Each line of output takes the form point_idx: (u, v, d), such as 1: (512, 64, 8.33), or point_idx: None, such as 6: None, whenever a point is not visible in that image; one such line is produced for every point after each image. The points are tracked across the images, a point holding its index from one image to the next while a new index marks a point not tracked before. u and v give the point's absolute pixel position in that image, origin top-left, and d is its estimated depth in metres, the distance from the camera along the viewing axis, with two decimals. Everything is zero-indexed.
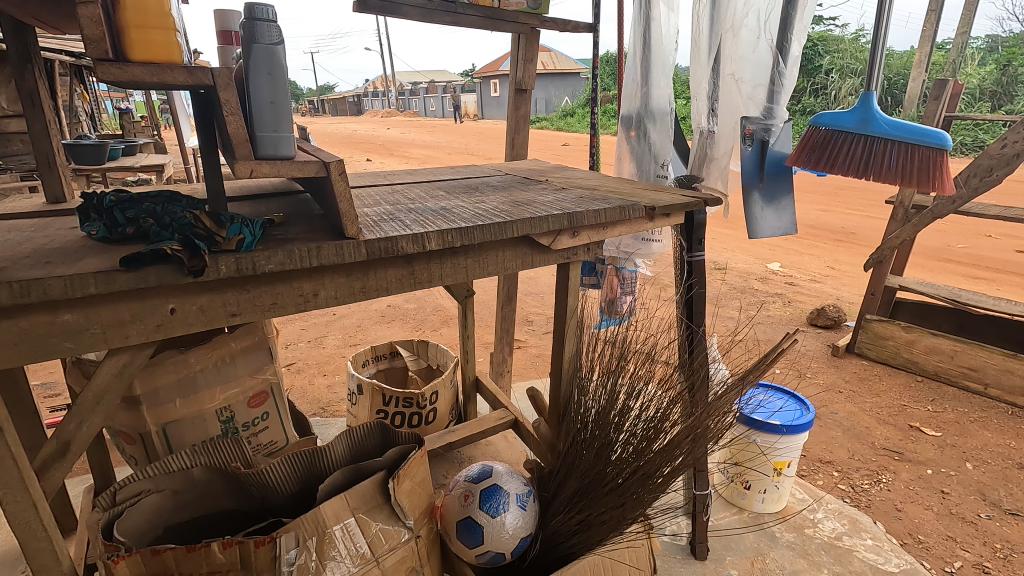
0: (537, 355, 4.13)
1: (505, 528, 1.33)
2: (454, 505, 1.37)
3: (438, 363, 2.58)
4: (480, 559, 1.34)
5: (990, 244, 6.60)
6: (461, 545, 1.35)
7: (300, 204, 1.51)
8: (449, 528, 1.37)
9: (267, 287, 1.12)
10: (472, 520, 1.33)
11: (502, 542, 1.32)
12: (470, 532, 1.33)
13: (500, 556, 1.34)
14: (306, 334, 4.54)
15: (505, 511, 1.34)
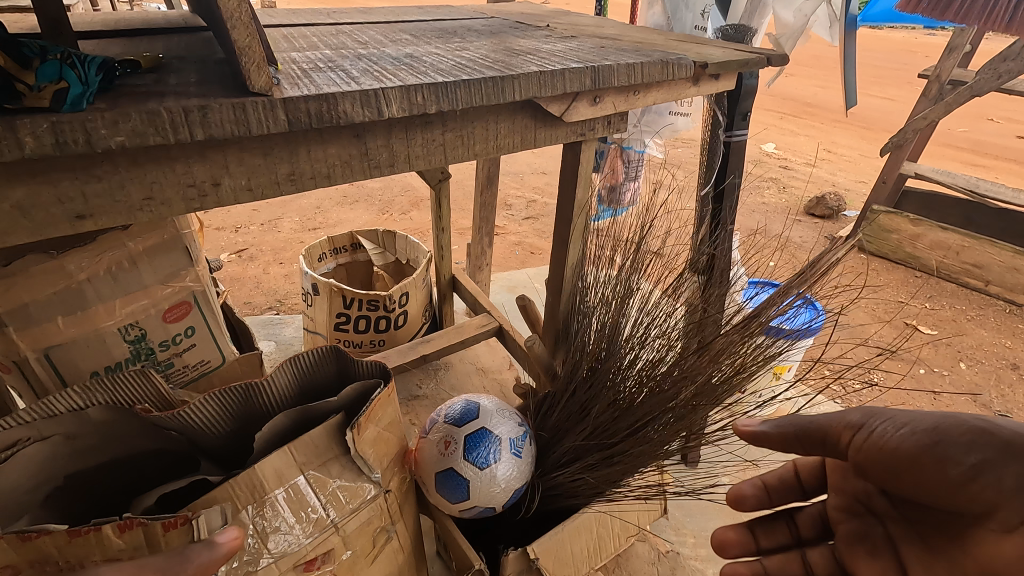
0: (517, 244, 3.79)
1: (496, 481, 1.08)
2: (432, 451, 1.12)
3: (408, 258, 2.22)
4: (462, 513, 1.11)
5: (992, 128, 6.25)
6: (439, 498, 1.11)
7: (196, 44, 1.03)
8: (425, 478, 1.12)
9: (130, 171, 0.72)
10: (455, 472, 1.08)
11: (491, 497, 1.09)
12: (452, 484, 1.08)
13: (488, 510, 1.11)
14: (259, 216, 4.05)
15: (496, 460, 1.09)
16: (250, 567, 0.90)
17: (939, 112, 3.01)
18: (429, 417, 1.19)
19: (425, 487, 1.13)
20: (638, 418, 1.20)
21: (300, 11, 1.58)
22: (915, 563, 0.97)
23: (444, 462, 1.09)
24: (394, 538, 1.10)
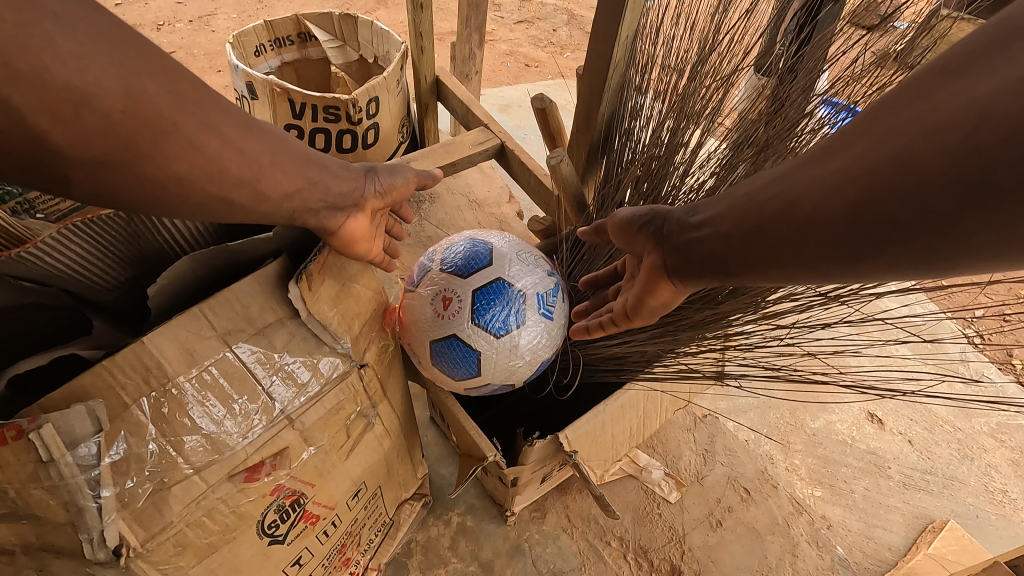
0: (508, 55, 3.13)
1: (516, 356, 0.77)
2: (421, 312, 0.78)
3: (376, 54, 1.67)
4: (468, 392, 0.82)
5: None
6: (435, 374, 0.80)
7: None
8: (415, 348, 0.80)
9: None
10: (459, 341, 0.76)
11: (508, 375, 0.79)
12: (452, 359, 0.77)
13: (504, 388, 0.82)
14: (186, 11, 3.24)
15: (518, 327, 0.76)
16: (160, 483, 0.60)
17: None
18: (417, 262, 0.83)
19: (416, 360, 0.81)
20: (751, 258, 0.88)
21: None
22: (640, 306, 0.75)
23: (441, 329, 0.76)
24: (375, 423, 0.81)
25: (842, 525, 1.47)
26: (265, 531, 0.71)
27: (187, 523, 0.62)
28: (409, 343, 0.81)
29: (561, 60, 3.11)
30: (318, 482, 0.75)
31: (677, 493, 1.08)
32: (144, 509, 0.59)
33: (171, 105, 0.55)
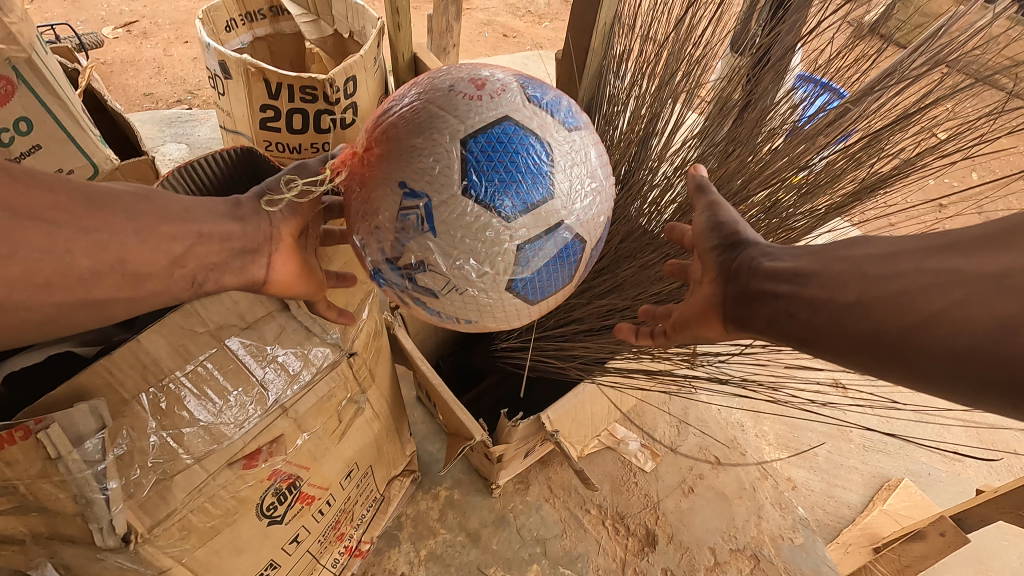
0: (487, 25, 3.07)
1: (579, 205, 0.69)
2: (451, 111, 0.65)
3: (351, 30, 1.63)
4: (514, 248, 0.66)
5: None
6: (474, 202, 0.64)
7: None
8: (438, 151, 0.64)
9: None
10: (512, 130, 0.65)
11: (569, 220, 0.69)
12: (506, 176, 0.64)
13: (556, 261, 0.70)
14: None
15: (582, 165, 0.70)
16: (165, 474, 0.62)
17: None
18: (382, 114, 0.70)
19: (432, 200, 0.64)
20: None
21: None
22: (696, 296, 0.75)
23: (486, 120, 0.65)
24: (365, 408, 0.85)
25: (806, 486, 1.56)
26: (264, 512, 0.75)
27: (191, 508, 0.66)
28: (421, 157, 0.64)
29: (539, 29, 3.06)
30: (312, 464, 0.79)
31: (652, 462, 1.15)
32: (149, 498, 0.62)
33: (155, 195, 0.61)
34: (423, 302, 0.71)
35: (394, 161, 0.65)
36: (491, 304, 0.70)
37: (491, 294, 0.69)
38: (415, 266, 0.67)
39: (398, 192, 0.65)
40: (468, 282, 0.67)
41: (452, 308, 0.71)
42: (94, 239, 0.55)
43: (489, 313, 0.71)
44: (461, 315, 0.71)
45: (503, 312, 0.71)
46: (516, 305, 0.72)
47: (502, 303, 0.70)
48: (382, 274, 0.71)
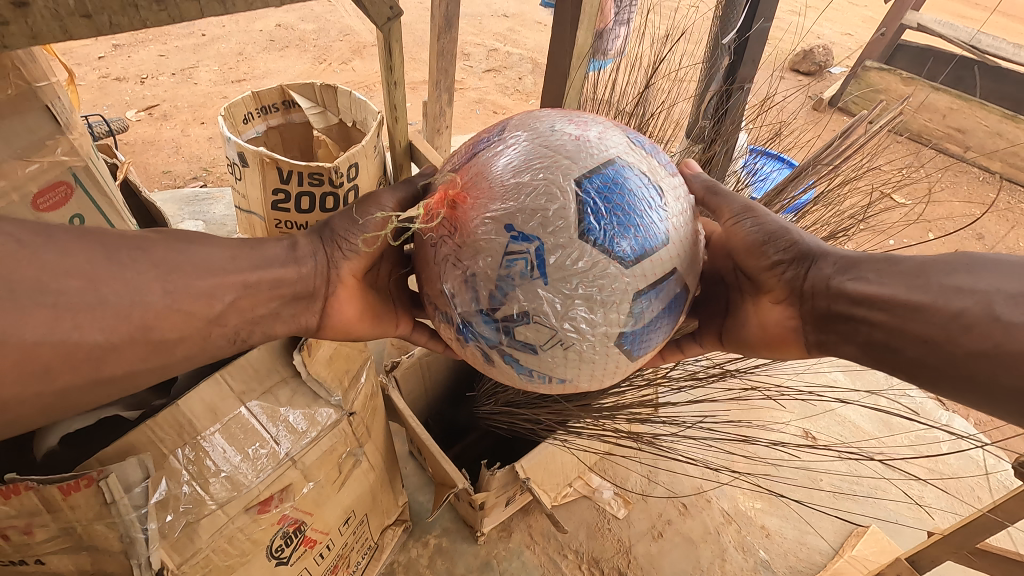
0: (478, 103, 3.35)
1: (686, 258, 0.81)
2: (565, 158, 0.76)
3: (354, 120, 1.84)
4: (627, 297, 0.77)
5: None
6: (593, 249, 0.74)
7: None
8: (556, 194, 0.74)
9: None
10: (628, 173, 0.78)
11: (677, 272, 0.81)
12: (622, 224, 0.75)
13: (662, 314, 0.81)
14: (169, 64, 3.41)
15: (688, 225, 0.83)
16: (191, 518, 0.74)
17: None
18: (483, 161, 0.80)
19: (543, 243, 0.74)
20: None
21: None
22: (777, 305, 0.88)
23: (601, 169, 0.77)
24: (363, 460, 0.97)
25: (779, 533, 1.65)
26: (273, 553, 0.86)
27: (212, 548, 0.77)
28: (538, 203, 0.74)
29: (526, 106, 3.34)
30: (316, 510, 0.90)
31: (624, 509, 1.26)
32: (178, 539, 0.74)
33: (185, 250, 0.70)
34: (517, 353, 0.80)
35: (506, 205, 0.75)
36: (594, 351, 0.79)
37: (596, 341, 0.79)
38: (522, 313, 0.76)
39: (507, 238, 0.75)
40: (578, 331, 0.77)
41: (552, 364, 0.80)
42: (130, 300, 0.62)
43: (590, 361, 0.81)
44: (558, 366, 0.81)
45: (603, 359, 0.81)
46: (620, 357, 0.82)
47: (606, 354, 0.80)
48: (481, 320, 0.79)
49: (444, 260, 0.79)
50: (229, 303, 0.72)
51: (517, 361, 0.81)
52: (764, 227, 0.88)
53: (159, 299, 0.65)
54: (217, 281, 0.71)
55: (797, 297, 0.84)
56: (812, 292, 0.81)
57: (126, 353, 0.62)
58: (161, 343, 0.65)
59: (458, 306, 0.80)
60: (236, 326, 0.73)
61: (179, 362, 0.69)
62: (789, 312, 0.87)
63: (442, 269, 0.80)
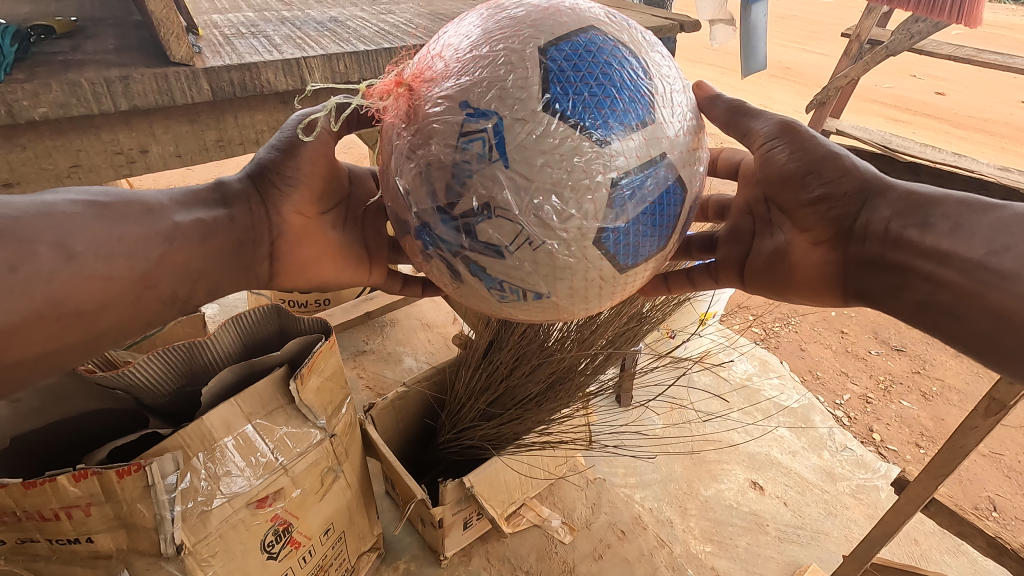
0: None
1: (676, 152, 0.81)
2: (533, 29, 0.77)
3: None
4: (606, 183, 0.76)
5: (981, 42, 5.84)
6: (563, 125, 0.74)
7: (111, 2, 1.04)
8: (522, 66, 0.75)
9: (54, 141, 0.82)
10: (600, 43, 0.78)
11: (667, 162, 0.80)
12: (597, 99, 0.75)
13: (643, 216, 0.79)
14: (193, 175, 3.91)
15: (683, 121, 0.82)
16: (205, 507, 0.98)
17: (858, 72, 3.11)
18: (448, 48, 0.80)
19: (502, 118, 0.74)
20: (546, 346, 1.28)
21: None
22: (813, 249, 1.00)
23: (571, 40, 0.77)
24: (341, 477, 1.20)
25: (727, 574, 1.79)
26: (265, 548, 1.08)
27: (219, 534, 1.00)
28: (500, 75, 0.75)
29: None
30: (301, 515, 1.13)
31: (569, 535, 1.44)
32: (194, 523, 0.97)
33: (104, 223, 0.80)
34: (483, 257, 0.79)
35: (466, 81, 0.76)
36: (569, 254, 0.77)
37: (570, 240, 0.77)
38: (484, 205, 0.76)
39: (465, 117, 0.75)
40: (549, 224, 0.75)
41: (523, 274, 0.79)
42: (43, 274, 0.73)
43: (566, 270, 0.79)
44: (531, 276, 0.79)
45: (580, 267, 0.79)
46: (605, 264, 0.80)
47: (585, 258, 0.78)
48: (443, 218, 0.78)
49: (405, 151, 0.80)
50: (161, 265, 0.85)
51: (484, 271, 0.80)
52: (807, 153, 0.98)
53: (86, 276, 0.77)
54: (139, 243, 0.83)
55: (842, 238, 0.96)
56: (862, 229, 0.93)
57: (41, 326, 0.73)
58: (78, 315, 0.77)
59: (421, 206, 0.80)
60: (165, 287, 0.86)
61: (104, 333, 0.81)
62: (830, 257, 0.98)
63: (402, 162, 0.81)
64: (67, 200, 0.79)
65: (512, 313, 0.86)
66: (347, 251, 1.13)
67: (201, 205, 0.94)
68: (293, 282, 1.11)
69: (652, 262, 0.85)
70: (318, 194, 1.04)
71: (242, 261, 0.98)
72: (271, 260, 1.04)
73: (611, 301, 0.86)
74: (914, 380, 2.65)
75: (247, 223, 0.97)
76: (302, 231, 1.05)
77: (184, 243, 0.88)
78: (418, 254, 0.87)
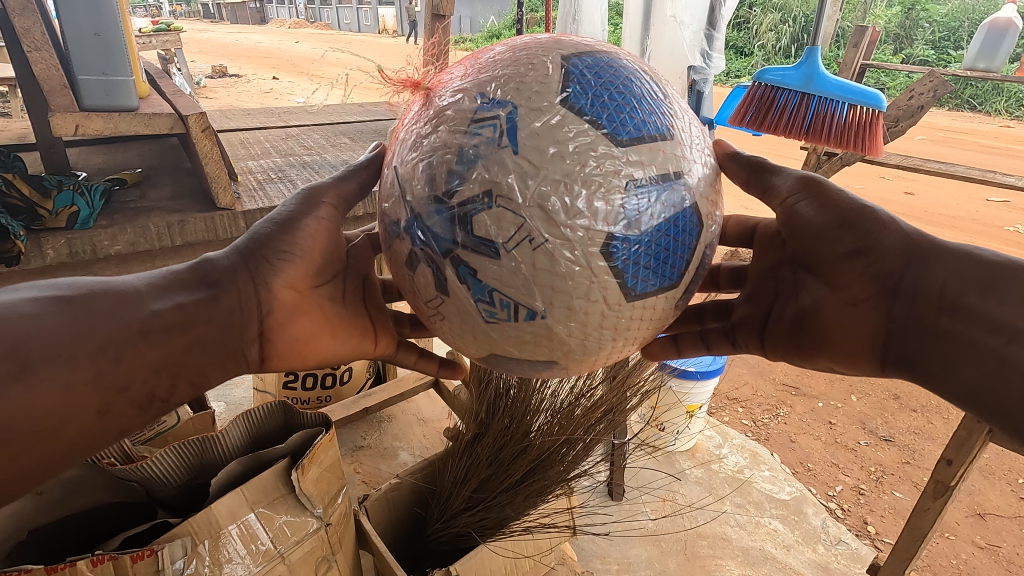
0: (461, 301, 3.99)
1: (693, 177, 0.81)
2: (556, 46, 0.83)
3: None
4: (619, 187, 0.75)
5: (940, 149, 6.34)
6: (581, 122, 0.75)
7: (168, 152, 1.29)
8: (545, 70, 0.79)
9: (117, 269, 1.02)
10: (623, 61, 0.83)
11: (683, 183, 0.80)
12: (617, 104, 0.77)
13: (656, 229, 0.78)
14: None
15: (704, 155, 0.84)
16: None
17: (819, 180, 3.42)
18: (474, 66, 0.85)
19: (517, 110, 0.76)
20: (526, 435, 1.39)
21: (255, 113, 1.86)
22: (840, 310, 0.93)
23: (595, 56, 0.82)
24: (334, 566, 1.27)
25: None
26: None
27: None
28: (521, 79, 0.78)
29: None
30: None
31: None
32: None
33: (69, 322, 0.77)
34: (483, 266, 0.76)
35: (486, 84, 0.79)
36: (572, 258, 0.75)
37: (577, 243, 0.74)
38: (486, 194, 0.74)
39: (482, 110, 0.77)
40: (554, 221, 0.73)
41: (517, 283, 0.75)
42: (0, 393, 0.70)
43: (565, 283, 0.75)
44: (525, 284, 0.75)
45: (580, 280, 0.75)
46: (610, 281, 0.77)
47: (588, 265, 0.75)
48: (440, 208, 0.77)
49: (414, 146, 0.81)
50: (131, 367, 0.81)
51: (474, 275, 0.77)
52: (834, 206, 0.92)
53: (43, 388, 0.74)
54: (108, 345, 0.79)
55: (886, 297, 0.87)
56: (911, 290, 0.84)
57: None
58: (35, 431, 0.74)
59: (419, 198, 0.79)
60: (138, 389, 0.83)
61: (67, 447, 0.77)
62: (872, 319, 0.89)
63: (408, 152, 0.82)
64: (32, 299, 0.77)
65: (495, 338, 0.81)
66: (350, 324, 1.08)
67: (181, 290, 0.89)
68: (287, 362, 1.04)
69: (658, 302, 0.82)
70: (310, 267, 1.01)
71: (229, 348, 0.93)
72: (261, 342, 0.98)
73: (611, 338, 0.82)
74: (905, 471, 2.63)
75: (231, 306, 0.92)
76: (297, 307, 1.00)
77: (163, 338, 0.84)
78: (404, 261, 0.84)
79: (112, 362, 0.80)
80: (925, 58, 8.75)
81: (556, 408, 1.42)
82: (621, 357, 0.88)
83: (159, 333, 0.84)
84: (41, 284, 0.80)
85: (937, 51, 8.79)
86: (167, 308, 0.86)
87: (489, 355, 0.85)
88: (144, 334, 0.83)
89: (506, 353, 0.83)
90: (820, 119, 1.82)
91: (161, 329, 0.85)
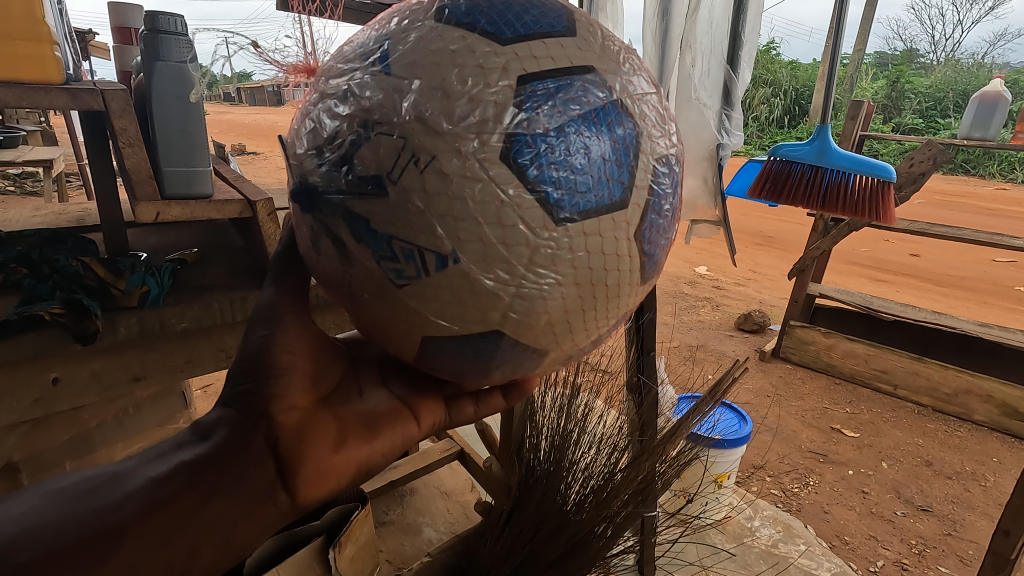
0: None
1: (608, 80, 0.68)
2: None
3: None
4: (509, 86, 0.63)
5: (940, 211, 6.50)
6: (456, 30, 0.66)
7: (218, 233, 1.37)
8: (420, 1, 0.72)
9: (178, 345, 1.05)
10: None
11: (594, 81, 0.67)
12: (499, 7, 0.68)
13: (571, 131, 0.64)
14: None
15: (623, 60, 0.72)
16: None
17: (828, 243, 3.48)
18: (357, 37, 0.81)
19: (391, 41, 0.69)
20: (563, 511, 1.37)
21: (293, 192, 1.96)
22: None
23: None
24: None
25: None
26: None
27: None
28: (395, 14, 0.72)
29: None
30: None
31: None
32: None
33: (62, 512, 0.68)
34: (368, 214, 0.65)
35: (364, 34, 0.74)
36: (466, 170, 0.62)
37: (470, 157, 0.62)
38: (362, 126, 0.65)
39: (355, 56, 0.71)
40: (437, 133, 0.62)
41: (411, 220, 0.63)
42: None
43: (467, 208, 0.62)
44: (421, 218, 0.63)
45: (484, 201, 0.62)
46: (536, 210, 0.63)
47: (489, 178, 0.62)
48: (321, 159, 0.69)
49: (301, 115, 0.76)
50: (136, 547, 0.68)
51: (369, 227, 0.65)
52: None
53: None
54: (104, 523, 0.68)
55: None
56: None
57: None
58: None
59: (304, 159, 0.72)
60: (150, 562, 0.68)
61: None
62: None
63: (296, 124, 0.76)
64: (23, 504, 0.68)
65: (414, 306, 0.68)
66: (378, 421, 0.86)
67: (178, 448, 0.77)
68: (327, 493, 0.82)
69: (603, 231, 0.66)
70: (307, 378, 0.85)
71: (253, 491, 0.76)
72: (284, 480, 0.78)
73: (560, 282, 0.66)
74: (948, 544, 2.51)
75: (235, 448, 0.77)
76: (311, 426, 0.81)
77: (163, 499, 0.71)
78: (309, 240, 0.75)
79: (114, 542, 0.67)
80: (915, 127, 9.17)
81: (592, 483, 1.41)
82: (590, 318, 0.71)
83: (162, 498, 0.71)
84: (39, 486, 0.72)
85: (926, 120, 9.19)
86: (164, 470, 0.74)
87: (425, 340, 0.71)
88: (144, 504, 0.70)
89: (437, 329, 0.69)
90: (833, 189, 1.92)
91: (162, 497, 0.71)
